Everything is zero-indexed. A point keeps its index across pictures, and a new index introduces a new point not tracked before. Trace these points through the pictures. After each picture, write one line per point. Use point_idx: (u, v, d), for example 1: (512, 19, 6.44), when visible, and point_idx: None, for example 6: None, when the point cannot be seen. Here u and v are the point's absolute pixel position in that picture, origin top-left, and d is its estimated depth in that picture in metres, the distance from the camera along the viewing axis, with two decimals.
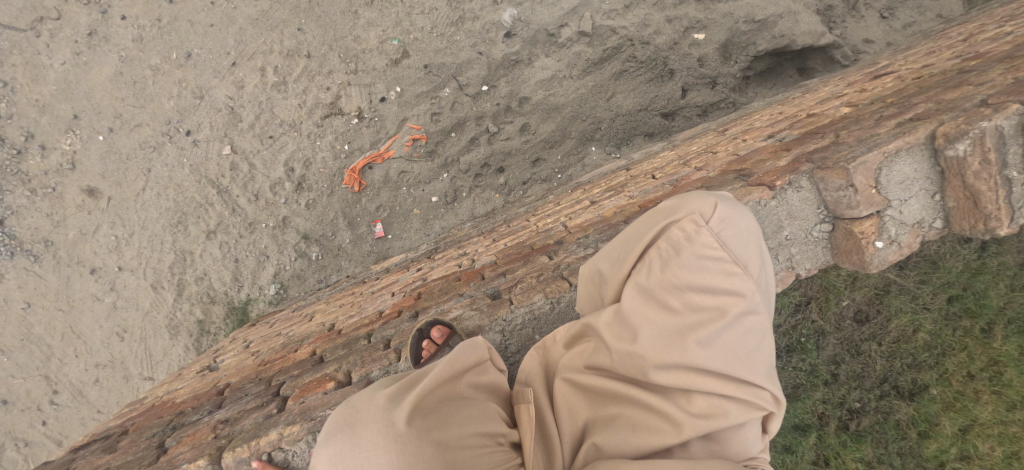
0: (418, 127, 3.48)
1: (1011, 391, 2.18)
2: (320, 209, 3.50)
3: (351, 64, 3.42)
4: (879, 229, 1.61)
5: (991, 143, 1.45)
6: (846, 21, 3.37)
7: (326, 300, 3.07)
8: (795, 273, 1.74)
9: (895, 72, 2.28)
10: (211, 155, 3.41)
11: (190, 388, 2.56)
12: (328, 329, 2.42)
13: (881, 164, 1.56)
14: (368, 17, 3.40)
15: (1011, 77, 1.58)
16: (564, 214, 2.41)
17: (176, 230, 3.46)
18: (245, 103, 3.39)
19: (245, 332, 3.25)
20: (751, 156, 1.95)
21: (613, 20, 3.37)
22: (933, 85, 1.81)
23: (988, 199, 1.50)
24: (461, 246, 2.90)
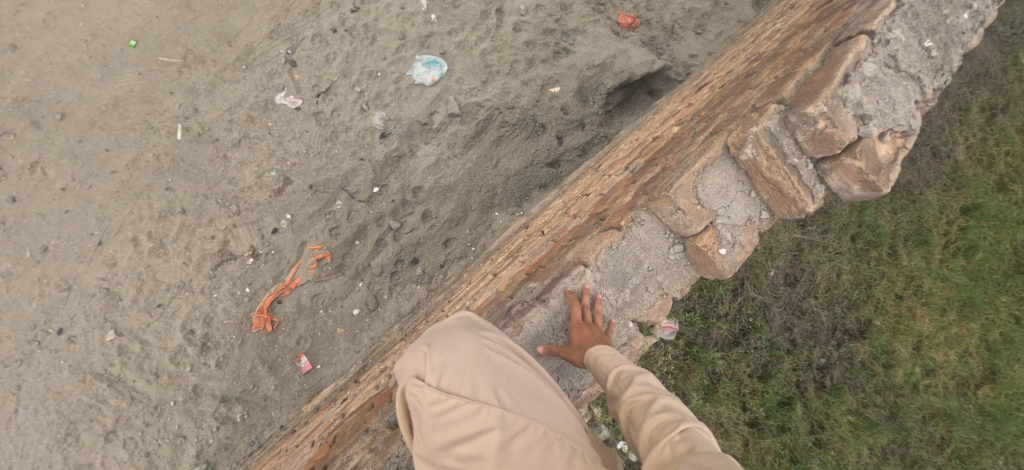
0: (319, 246, 3.37)
1: (936, 297, 3.27)
2: (233, 363, 3.18)
3: (232, 207, 3.30)
4: (717, 238, 2.22)
5: (767, 143, 2.07)
6: (671, 44, 3.82)
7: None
8: (671, 294, 2.38)
9: (709, 82, 2.70)
10: (94, 346, 3.06)
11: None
12: None
13: (693, 184, 2.19)
14: (239, 156, 3.34)
15: (773, 76, 2.19)
16: (468, 297, 2.50)
17: (69, 443, 2.98)
18: (122, 279, 3.14)
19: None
20: (608, 193, 2.39)
21: (476, 97, 3.57)
22: (728, 92, 2.39)
23: (787, 186, 2.11)
24: (386, 356, 2.69)
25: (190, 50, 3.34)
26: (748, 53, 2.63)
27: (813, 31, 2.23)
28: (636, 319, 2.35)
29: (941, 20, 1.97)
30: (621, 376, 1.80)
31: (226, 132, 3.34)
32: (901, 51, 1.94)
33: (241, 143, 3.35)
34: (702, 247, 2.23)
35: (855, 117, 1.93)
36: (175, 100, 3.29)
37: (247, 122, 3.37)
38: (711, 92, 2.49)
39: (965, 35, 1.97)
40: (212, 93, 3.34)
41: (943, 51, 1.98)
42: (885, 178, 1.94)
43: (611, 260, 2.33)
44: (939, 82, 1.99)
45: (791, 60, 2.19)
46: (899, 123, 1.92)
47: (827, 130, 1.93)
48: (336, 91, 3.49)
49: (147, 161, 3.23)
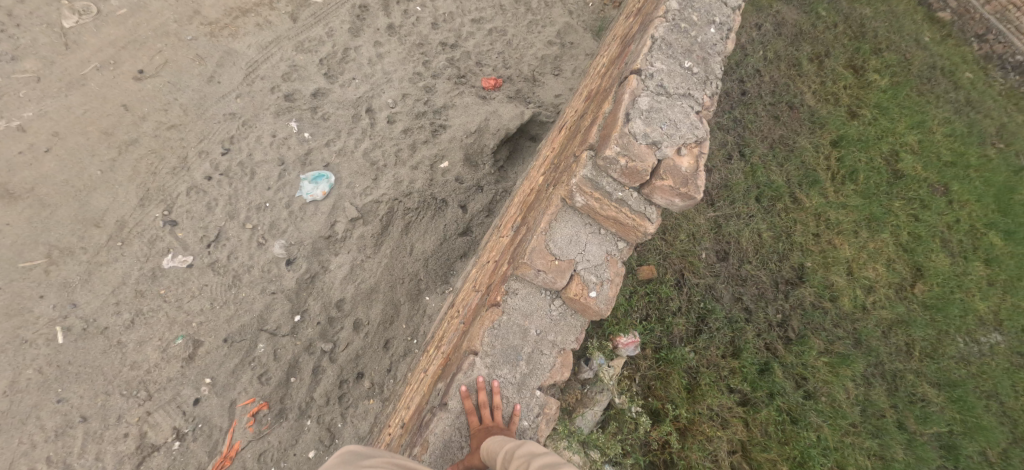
0: (251, 399, 3.07)
1: (845, 224, 3.49)
2: None
3: (141, 393, 2.97)
4: (584, 283, 2.44)
5: (590, 188, 2.32)
6: (536, 91, 4.04)
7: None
8: (567, 348, 2.52)
9: (563, 124, 3.13)
10: None
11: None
12: None
13: (545, 243, 2.41)
14: (136, 335, 3.06)
15: (589, 121, 2.57)
16: (405, 405, 2.70)
17: None
18: None
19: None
20: (499, 260, 2.68)
21: (371, 194, 3.56)
22: (568, 138, 2.77)
23: (624, 217, 2.34)
24: None
25: (54, 245, 3.11)
26: (589, 89, 3.04)
27: (614, 72, 2.72)
28: (541, 385, 2.44)
29: (692, 44, 2.52)
30: (508, 455, 1.82)
31: (115, 314, 3.07)
32: (665, 79, 2.39)
33: (135, 320, 3.08)
34: (575, 297, 2.43)
35: (650, 144, 2.26)
36: (49, 302, 3.01)
37: (136, 297, 3.12)
38: (563, 139, 2.89)
39: (715, 47, 2.55)
40: (89, 280, 3.09)
41: (705, 65, 2.51)
42: (694, 187, 2.22)
43: (497, 339, 2.41)
44: (709, 90, 2.46)
45: (600, 104, 2.60)
46: (686, 137, 2.30)
47: (631, 165, 2.22)
48: (226, 235, 3.33)
49: (29, 376, 2.89)
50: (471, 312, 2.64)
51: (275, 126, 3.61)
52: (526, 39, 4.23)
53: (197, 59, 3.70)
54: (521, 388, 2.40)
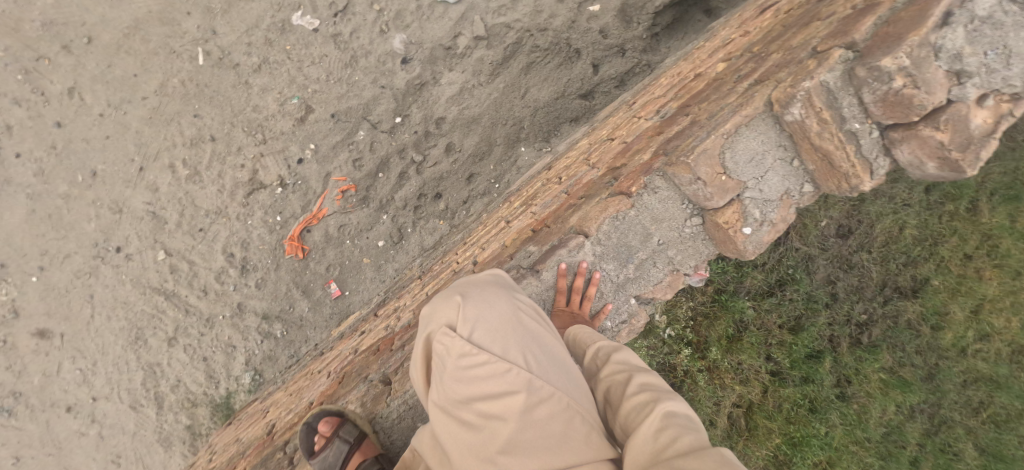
0: (343, 178, 3.38)
1: (1010, 260, 2.92)
2: (270, 285, 3.40)
3: (258, 135, 3.31)
4: (743, 214, 2.24)
5: (818, 104, 2.01)
6: None
7: (276, 397, 2.84)
8: (682, 273, 2.45)
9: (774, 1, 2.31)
10: (149, 264, 3.34)
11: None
12: (269, 431, 2.49)
13: (721, 150, 2.17)
14: (260, 82, 3.27)
15: (846, 10, 2.05)
16: (476, 246, 2.63)
17: (138, 347, 3.37)
18: (165, 203, 3.31)
19: (215, 441, 2.96)
20: (633, 143, 2.34)
21: (506, 16, 3.19)
22: (790, 26, 2.17)
23: (841, 158, 2.04)
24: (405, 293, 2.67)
25: None
26: None
27: None
28: (638, 295, 2.45)
29: None
30: (599, 353, 1.83)
31: (245, 56, 3.25)
32: None
33: (261, 67, 3.26)
34: (724, 224, 2.24)
35: (950, 73, 1.80)
36: (193, 22, 3.20)
37: (264, 44, 3.24)
38: (772, 21, 2.23)
39: None
40: (229, 12, 3.20)
41: None
42: (972, 157, 1.82)
43: (614, 232, 2.39)
44: None
45: None
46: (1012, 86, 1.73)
47: (906, 91, 1.82)
48: (354, 10, 3.23)
49: (174, 85, 3.25)
50: (579, 189, 2.43)
51: None
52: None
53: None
54: (618, 289, 2.43)
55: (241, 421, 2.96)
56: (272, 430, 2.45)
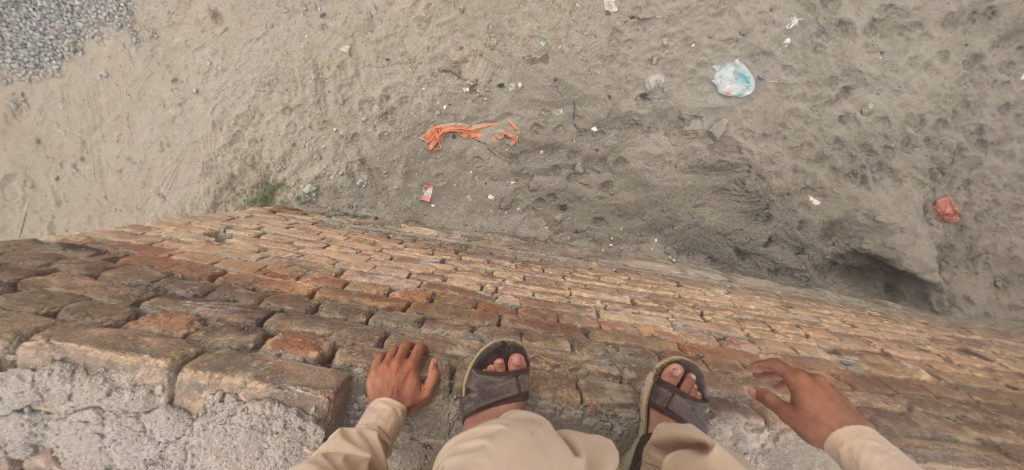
0: (515, 126, 3.45)
1: None
2: (389, 146, 3.49)
3: (493, 39, 3.43)
4: None
5: None
6: (950, 272, 3.42)
7: (328, 231, 2.79)
8: None
9: (986, 359, 2.28)
10: (329, 45, 3.44)
11: (142, 256, 1.89)
12: (337, 272, 2.04)
13: None
14: (534, 6, 3.42)
15: None
16: (602, 301, 2.25)
17: (262, 90, 3.48)
18: (385, 18, 3.43)
19: (255, 213, 2.94)
20: (809, 364, 1.92)
21: (745, 140, 3.35)
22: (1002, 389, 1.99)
23: None
24: (491, 262, 2.66)
25: None
26: None
27: None
28: None
29: None
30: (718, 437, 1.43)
31: None
32: None
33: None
34: None
35: None
36: None
37: None
38: (989, 378, 2.06)
39: None
40: None
41: None
42: None
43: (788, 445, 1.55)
44: None
45: None
46: None
47: None
48: (646, 31, 3.41)
49: None
50: (732, 354, 1.91)
51: (779, 11, 3.34)
52: (1016, 232, 3.34)
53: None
54: None
55: (286, 217, 2.97)
56: (299, 275, 1.95)
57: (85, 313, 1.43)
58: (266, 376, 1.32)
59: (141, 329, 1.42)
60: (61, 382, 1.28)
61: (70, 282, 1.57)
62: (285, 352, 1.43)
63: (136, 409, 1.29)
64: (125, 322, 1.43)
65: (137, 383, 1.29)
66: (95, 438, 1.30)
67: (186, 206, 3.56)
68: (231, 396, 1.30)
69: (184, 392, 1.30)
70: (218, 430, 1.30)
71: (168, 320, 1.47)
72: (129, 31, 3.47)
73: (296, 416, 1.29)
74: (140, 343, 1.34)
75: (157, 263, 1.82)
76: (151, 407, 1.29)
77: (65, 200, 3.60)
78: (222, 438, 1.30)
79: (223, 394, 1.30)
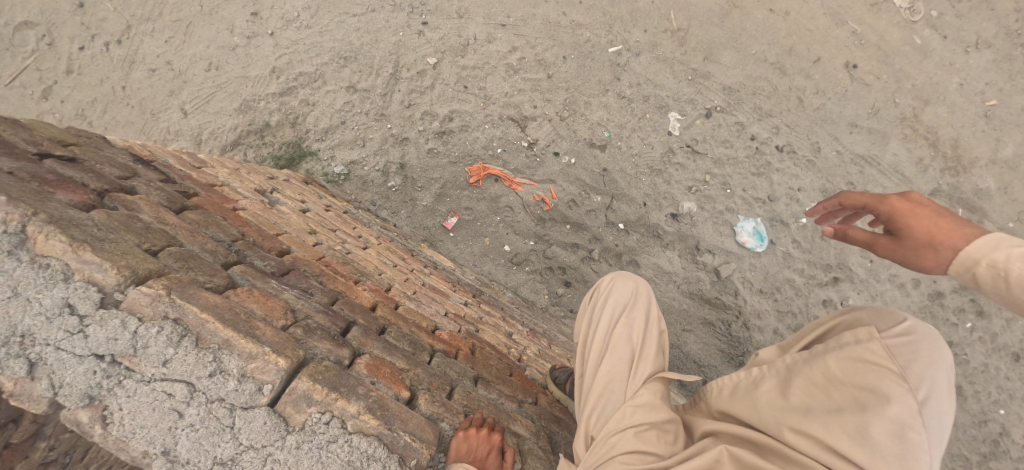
0: (554, 194, 3.54)
1: None
2: (433, 162, 3.46)
3: (565, 112, 3.63)
4: None
5: None
6: None
7: (361, 229, 2.60)
8: None
9: None
10: (417, 50, 3.53)
11: (211, 200, 1.64)
12: (385, 285, 1.90)
13: None
14: (612, 100, 3.68)
15: None
16: None
17: (336, 60, 3.47)
18: (479, 51, 3.58)
19: (283, 173, 2.73)
20: None
21: (744, 290, 3.66)
22: None
23: None
24: (506, 318, 2.63)
25: (686, 30, 3.77)
26: None
27: None
28: None
29: None
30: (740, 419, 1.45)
31: (628, 82, 3.70)
32: None
33: (626, 99, 3.69)
34: None
35: None
36: (637, 37, 3.74)
37: (643, 95, 3.70)
38: None
39: None
40: (659, 61, 3.73)
41: None
42: None
43: None
44: None
45: None
46: None
47: None
48: (696, 161, 3.72)
49: (586, 32, 3.71)
50: None
51: (804, 193, 3.77)
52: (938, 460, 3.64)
53: (856, 116, 3.90)
54: None
55: (319, 193, 2.83)
56: (357, 279, 1.78)
57: (187, 264, 1.21)
58: (377, 410, 1.18)
59: (244, 305, 1.21)
60: (165, 342, 1.07)
61: (161, 216, 1.32)
62: (380, 382, 1.28)
63: (235, 402, 1.09)
64: (226, 290, 1.23)
65: (245, 374, 1.11)
66: (172, 416, 1.07)
67: (201, 129, 3.42)
68: (338, 423, 1.14)
69: (290, 399, 1.13)
70: (312, 453, 1.10)
71: (265, 301, 1.27)
72: None
73: (396, 463, 1.14)
74: (258, 329, 1.16)
75: (229, 217, 1.59)
76: (251, 405, 1.10)
77: (78, 71, 3.45)
78: (314, 464, 1.09)
79: (330, 416, 1.14)
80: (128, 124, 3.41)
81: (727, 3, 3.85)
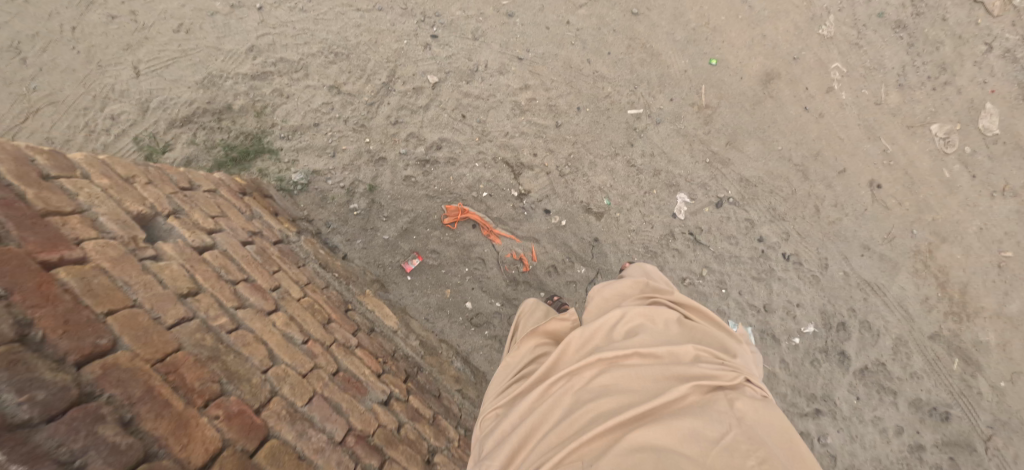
0: (535, 254, 3.12)
1: None
2: (410, 191, 3.04)
3: (567, 168, 3.22)
4: None
5: None
6: None
7: (284, 264, 2.04)
8: None
9: None
10: (417, 65, 3.13)
11: (13, 255, 1.12)
12: (257, 403, 1.40)
13: None
14: (620, 166, 3.28)
15: None
16: None
17: (325, 55, 3.06)
18: (487, 81, 3.17)
19: (205, 170, 2.13)
20: None
21: None
22: None
23: None
24: (439, 416, 2.12)
25: (714, 109, 3.42)
26: None
27: None
28: None
29: None
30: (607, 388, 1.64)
31: (641, 151, 3.31)
32: None
33: (636, 169, 3.30)
34: None
35: None
36: (662, 105, 3.37)
37: (653, 168, 3.32)
38: None
39: None
40: (679, 136, 3.37)
41: None
42: None
43: None
44: None
45: None
46: None
47: None
48: (695, 252, 3.34)
49: (606, 86, 3.31)
50: None
51: (803, 309, 3.42)
52: None
53: (870, 239, 3.49)
54: None
55: (249, 206, 2.25)
56: (207, 400, 1.28)
57: None
58: None
59: None
60: None
61: None
62: None
63: None
64: None
65: None
66: None
67: (147, 93, 2.95)
68: None
69: None
70: None
71: None
72: None
73: None
74: None
75: (21, 294, 1.08)
76: None
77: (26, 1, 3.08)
78: None
79: None
80: (65, 68, 2.94)
81: (761, 90, 3.49)
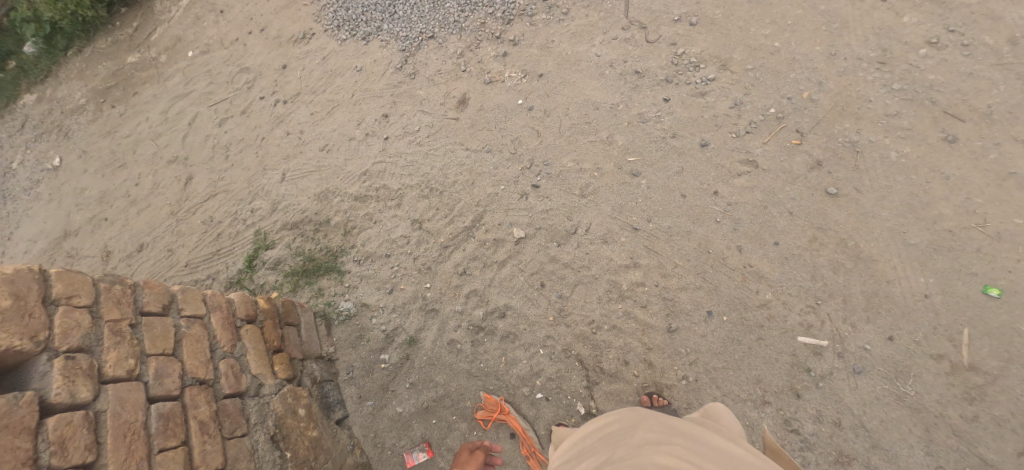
0: None
1: None
2: (450, 361, 2.34)
3: (672, 399, 2.07)
4: None
5: None
6: None
7: (192, 437, 1.48)
8: None
9: None
10: (506, 214, 2.52)
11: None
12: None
13: None
14: (768, 425, 1.95)
15: None
16: None
17: (421, 188, 2.66)
18: (583, 250, 2.36)
19: (208, 294, 1.81)
20: None
21: None
22: None
23: None
24: None
25: (990, 377, 1.82)
26: None
27: None
28: None
29: None
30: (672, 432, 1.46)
31: (814, 411, 1.93)
32: None
33: (798, 440, 1.91)
34: None
35: None
36: (870, 345, 1.95)
37: (836, 449, 1.87)
38: None
39: None
40: (903, 407, 1.86)
41: None
42: None
43: None
44: None
45: None
46: None
47: None
48: None
49: (769, 293, 2.10)
50: None
51: None
52: None
53: None
54: None
55: (235, 343, 1.85)
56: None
57: None
58: None
59: None
60: None
61: None
62: None
63: None
64: None
65: None
66: None
67: (261, 186, 2.82)
68: None
69: None
70: None
71: None
72: (401, 42, 3.09)
73: None
74: None
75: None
76: None
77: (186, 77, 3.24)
78: None
79: None
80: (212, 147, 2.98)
81: None
